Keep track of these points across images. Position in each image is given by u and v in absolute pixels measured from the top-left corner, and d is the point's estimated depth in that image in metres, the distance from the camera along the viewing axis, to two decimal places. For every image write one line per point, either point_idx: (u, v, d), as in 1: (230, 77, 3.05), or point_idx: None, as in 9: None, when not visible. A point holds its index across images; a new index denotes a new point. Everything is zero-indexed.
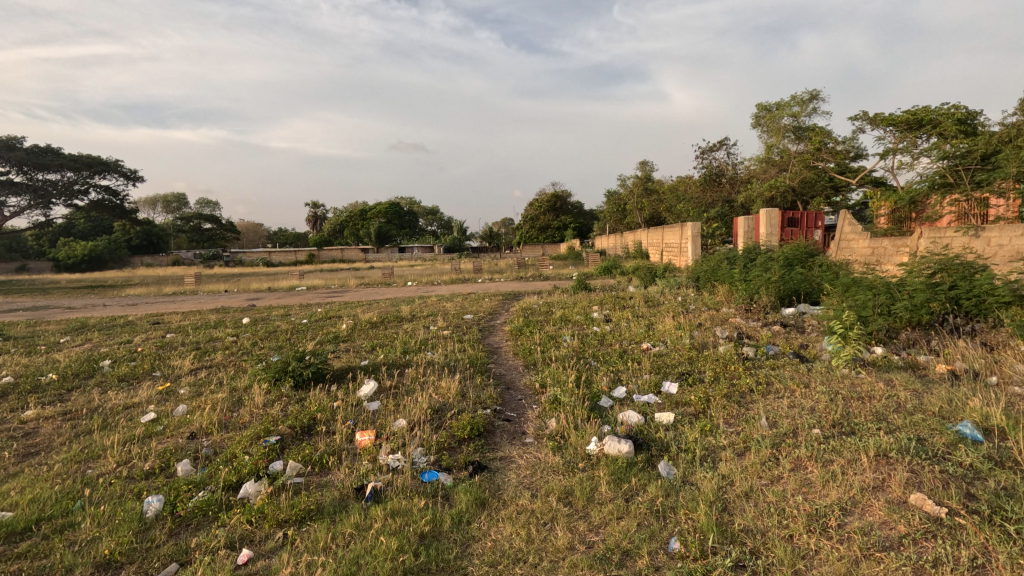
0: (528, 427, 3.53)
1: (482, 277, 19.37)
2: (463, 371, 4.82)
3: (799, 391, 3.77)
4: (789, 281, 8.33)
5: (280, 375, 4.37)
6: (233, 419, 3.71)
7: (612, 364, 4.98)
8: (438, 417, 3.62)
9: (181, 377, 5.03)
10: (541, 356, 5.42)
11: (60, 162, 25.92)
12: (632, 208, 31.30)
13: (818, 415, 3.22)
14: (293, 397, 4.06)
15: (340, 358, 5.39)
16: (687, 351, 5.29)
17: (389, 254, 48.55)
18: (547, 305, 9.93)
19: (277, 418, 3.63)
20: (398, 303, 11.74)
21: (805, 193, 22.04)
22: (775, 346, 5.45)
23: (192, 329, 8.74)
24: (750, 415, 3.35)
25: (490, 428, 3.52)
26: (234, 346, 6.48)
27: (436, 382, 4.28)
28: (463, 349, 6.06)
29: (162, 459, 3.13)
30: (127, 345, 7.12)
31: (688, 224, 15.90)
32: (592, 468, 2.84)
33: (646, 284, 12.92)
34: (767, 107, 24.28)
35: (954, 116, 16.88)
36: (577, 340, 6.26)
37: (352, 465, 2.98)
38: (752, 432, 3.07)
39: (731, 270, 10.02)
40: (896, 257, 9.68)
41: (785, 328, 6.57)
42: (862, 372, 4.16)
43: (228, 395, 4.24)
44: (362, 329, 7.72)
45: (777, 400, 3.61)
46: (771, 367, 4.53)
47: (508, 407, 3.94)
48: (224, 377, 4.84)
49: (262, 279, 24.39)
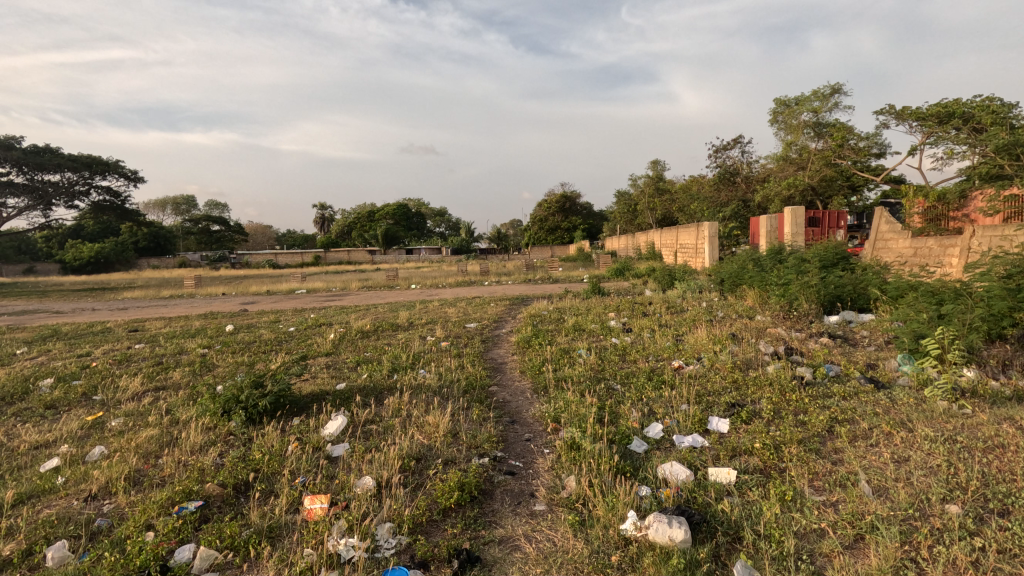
0: (538, 486, 2.65)
1: (489, 280, 18.46)
2: (456, 400, 3.92)
3: (897, 435, 2.84)
4: (831, 286, 7.33)
5: (229, 406, 3.49)
6: (153, 469, 2.84)
7: (641, 391, 4.03)
8: (418, 472, 2.74)
9: (121, 403, 4.17)
10: (552, 377, 4.52)
11: (58, 162, 25.29)
12: (643, 208, 30.33)
13: (941, 478, 2.31)
14: (238, 439, 3.18)
15: (312, 381, 4.50)
16: (730, 373, 4.36)
17: (396, 257, 46.24)
18: (558, 312, 9.00)
19: (211, 471, 2.77)
20: (397, 309, 10.88)
21: (824, 192, 20.96)
22: (834, 366, 4.50)
23: (166, 338, 7.94)
24: (843, 473, 2.45)
25: (487, 486, 2.65)
26: (198, 360, 5.63)
27: (420, 417, 3.38)
28: (460, 367, 5.15)
29: (32, 538, 2.25)
30: (84, 358, 6.30)
31: (705, 223, 14.88)
32: (631, 570, 1.94)
33: (664, 288, 11.99)
34: (785, 103, 23.34)
35: (988, 108, 15.54)
36: (595, 355, 5.33)
37: (288, 555, 2.09)
38: (859, 507, 2.16)
39: (760, 272, 9.06)
40: (944, 258, 8.68)
41: (838, 341, 5.61)
42: (969, 408, 3.20)
43: (162, 432, 3.37)
44: (349, 340, 6.87)
45: (873, 449, 2.68)
46: (843, 399, 3.58)
47: (512, 453, 3.04)
48: (172, 406, 3.99)
49: (263, 284, 22.27)
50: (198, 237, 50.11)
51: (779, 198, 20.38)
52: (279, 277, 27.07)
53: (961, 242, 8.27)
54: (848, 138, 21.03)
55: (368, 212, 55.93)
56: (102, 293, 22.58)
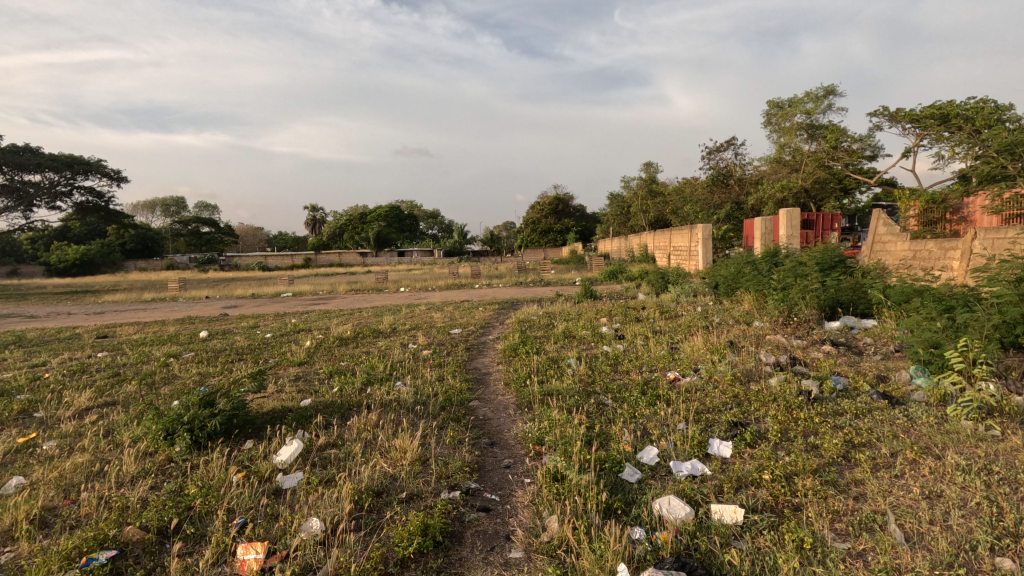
0: (514, 528, 2.28)
1: (480, 283, 18.06)
2: (430, 419, 3.54)
3: (923, 464, 2.51)
4: (832, 290, 7.01)
5: (172, 428, 3.09)
6: (69, 508, 2.45)
7: (634, 408, 3.67)
8: (376, 510, 2.38)
9: (59, 423, 3.76)
10: (537, 390, 4.15)
11: (37, 162, 24.69)
12: (636, 211, 30.12)
13: (985, 521, 1.98)
14: (177, 469, 2.79)
15: (275, 397, 4.10)
16: (730, 387, 4.01)
17: (388, 259, 45.86)
18: (549, 317, 8.63)
19: (136, 509, 2.37)
20: (382, 313, 10.49)
21: (818, 194, 20.75)
22: (842, 379, 4.16)
23: (134, 345, 7.49)
24: (868, 514, 2.12)
25: (455, 527, 2.28)
26: (158, 371, 5.22)
27: (387, 442, 3.01)
28: (440, 378, 4.77)
29: None
30: (38, 369, 5.86)
31: (699, 226, 14.59)
32: None
33: (657, 292, 11.68)
34: (778, 104, 23.19)
35: (982, 110, 15.36)
36: (584, 365, 4.97)
37: None
38: (894, 561, 1.81)
39: (756, 275, 8.75)
40: (944, 261, 8.40)
41: (842, 350, 5.30)
42: (998, 430, 2.87)
43: (94, 459, 2.98)
44: (325, 348, 6.47)
45: (900, 483, 2.34)
46: (856, 419, 3.24)
47: (488, 484, 2.68)
48: (115, 426, 3.59)
49: (248, 287, 21.80)
50: (188, 239, 49.30)
51: (772, 200, 20.19)
52: (267, 279, 26.54)
53: (962, 245, 7.96)
54: (841, 140, 20.82)
55: (360, 213, 55.35)
56: (83, 296, 22.04)
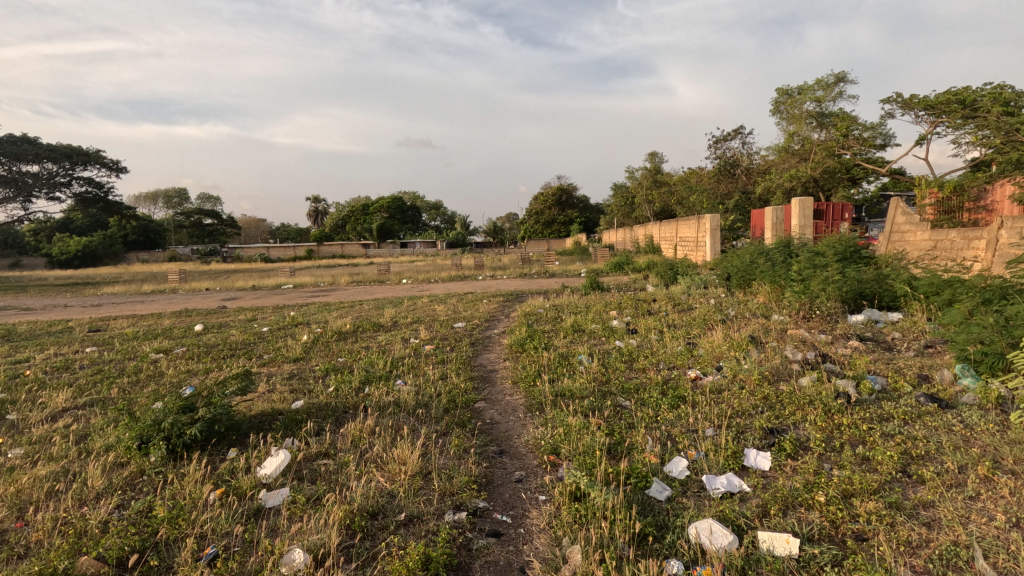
0: (530, 558, 1.97)
1: (483, 274, 17.73)
2: (432, 424, 3.22)
3: (1000, 480, 2.18)
4: (855, 282, 6.63)
5: (147, 436, 2.78)
6: (20, 532, 2.14)
7: (656, 411, 3.36)
8: (371, 537, 2.06)
9: (28, 427, 3.46)
10: (548, 391, 3.82)
11: (36, 152, 24.32)
12: (641, 202, 29.69)
13: None
14: (149, 484, 2.49)
15: (265, 398, 3.79)
16: (757, 387, 3.69)
17: (390, 251, 45.58)
18: (555, 310, 8.30)
19: (94, 535, 2.06)
20: (383, 306, 10.19)
21: (826, 185, 20.00)
22: (880, 378, 3.81)
23: (125, 340, 7.19)
24: (948, 545, 1.80)
25: (461, 557, 1.97)
26: (145, 368, 4.92)
27: (385, 452, 2.70)
28: (443, 377, 4.46)
29: None
30: (20, 365, 5.57)
31: (706, 217, 14.17)
32: None
33: (666, 283, 11.32)
34: (787, 91, 22.64)
35: (1001, 96, 14.83)
36: (597, 362, 4.65)
37: None
38: None
39: (771, 266, 8.38)
40: (968, 251, 8.08)
41: (870, 345, 4.95)
42: None
43: (58, 471, 2.66)
44: (322, 343, 6.16)
45: (980, 509, 2.01)
46: (905, 426, 2.90)
47: (499, 503, 2.37)
48: (89, 431, 3.28)
49: (249, 278, 21.66)
50: (189, 231, 49.05)
51: (781, 191, 19.75)
52: (269, 271, 26.34)
53: (989, 235, 7.62)
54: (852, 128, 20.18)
55: (361, 205, 54.92)
56: (83, 287, 21.85)
